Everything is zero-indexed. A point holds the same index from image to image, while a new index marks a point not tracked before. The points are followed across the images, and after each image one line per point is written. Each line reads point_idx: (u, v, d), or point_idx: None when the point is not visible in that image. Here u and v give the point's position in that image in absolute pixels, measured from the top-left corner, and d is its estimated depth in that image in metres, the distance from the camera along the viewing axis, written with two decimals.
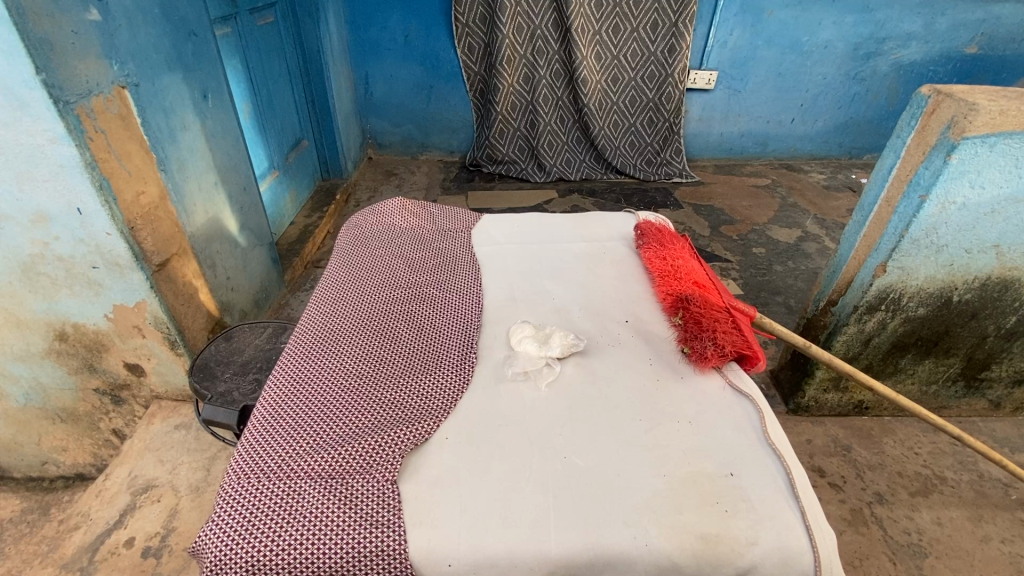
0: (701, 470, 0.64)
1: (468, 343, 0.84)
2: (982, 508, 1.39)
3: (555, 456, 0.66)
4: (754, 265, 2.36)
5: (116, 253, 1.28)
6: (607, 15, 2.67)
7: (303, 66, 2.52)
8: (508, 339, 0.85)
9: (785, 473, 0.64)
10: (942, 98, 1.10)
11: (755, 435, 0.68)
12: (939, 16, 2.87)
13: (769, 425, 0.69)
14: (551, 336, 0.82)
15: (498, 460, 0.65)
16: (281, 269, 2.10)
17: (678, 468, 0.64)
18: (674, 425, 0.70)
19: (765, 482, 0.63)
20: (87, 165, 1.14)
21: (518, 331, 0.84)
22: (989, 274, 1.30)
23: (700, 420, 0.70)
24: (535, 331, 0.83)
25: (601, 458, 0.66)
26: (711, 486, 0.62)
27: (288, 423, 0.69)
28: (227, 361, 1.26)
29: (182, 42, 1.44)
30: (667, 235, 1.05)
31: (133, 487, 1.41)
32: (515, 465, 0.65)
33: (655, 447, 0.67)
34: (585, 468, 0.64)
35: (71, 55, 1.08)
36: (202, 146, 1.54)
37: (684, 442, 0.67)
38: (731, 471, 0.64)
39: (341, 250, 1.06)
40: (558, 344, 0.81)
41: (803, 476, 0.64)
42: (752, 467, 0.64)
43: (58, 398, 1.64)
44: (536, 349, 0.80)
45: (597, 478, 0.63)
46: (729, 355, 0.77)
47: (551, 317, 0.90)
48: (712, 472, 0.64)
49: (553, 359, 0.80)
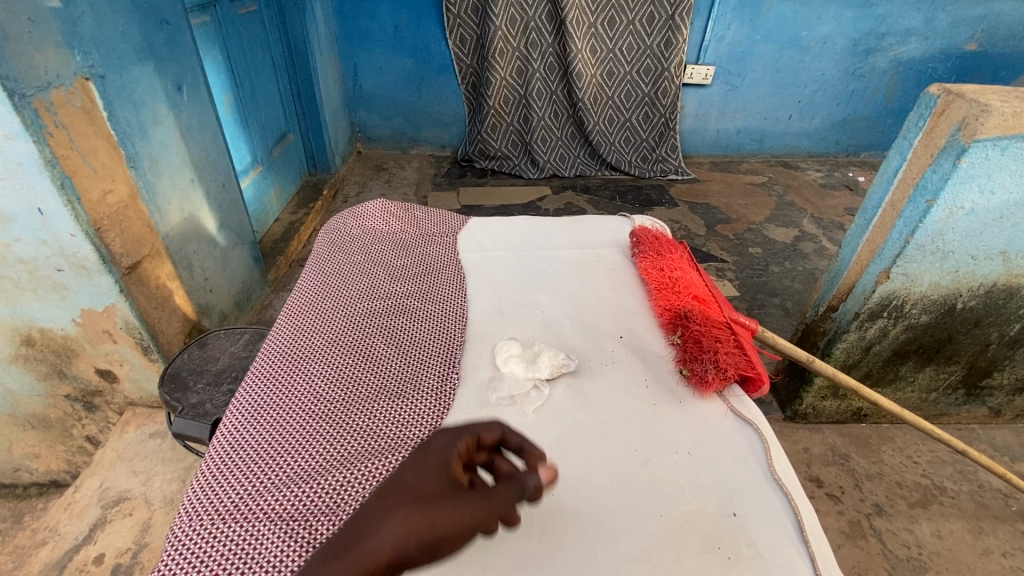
0: (701, 509, 0.59)
1: (444, 364, 0.79)
2: (982, 521, 1.36)
3: (541, 493, 0.60)
4: (751, 266, 2.31)
5: (82, 255, 1.21)
6: (603, 7, 2.59)
7: (288, 58, 2.43)
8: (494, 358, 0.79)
9: (793, 513, 0.59)
10: (953, 99, 1.05)
11: (760, 469, 0.63)
12: (940, 12, 2.82)
13: (774, 457, 0.64)
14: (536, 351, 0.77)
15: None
16: (264, 269, 2.03)
17: (676, 507, 0.59)
18: (672, 456, 0.65)
19: (770, 523, 0.58)
20: (47, 163, 1.07)
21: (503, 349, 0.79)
22: (995, 281, 1.26)
23: (700, 451, 0.65)
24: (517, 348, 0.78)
25: (592, 496, 0.60)
26: (712, 528, 0.57)
27: (248, 457, 0.66)
28: (200, 371, 1.19)
29: (153, 31, 1.35)
30: (663, 244, 0.99)
31: (103, 500, 1.35)
32: None
33: (650, 481, 0.62)
34: (575, 508, 0.59)
35: (28, 45, 1.01)
36: (176, 140, 1.46)
37: (682, 477, 0.62)
38: (733, 510, 0.59)
39: (317, 256, 1.01)
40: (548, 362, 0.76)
41: (813, 516, 0.59)
42: (756, 507, 0.59)
43: (27, 405, 1.57)
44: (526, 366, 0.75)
45: (587, 521, 0.58)
46: (731, 378, 0.72)
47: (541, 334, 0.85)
48: (712, 513, 0.59)
49: (542, 381, 0.74)
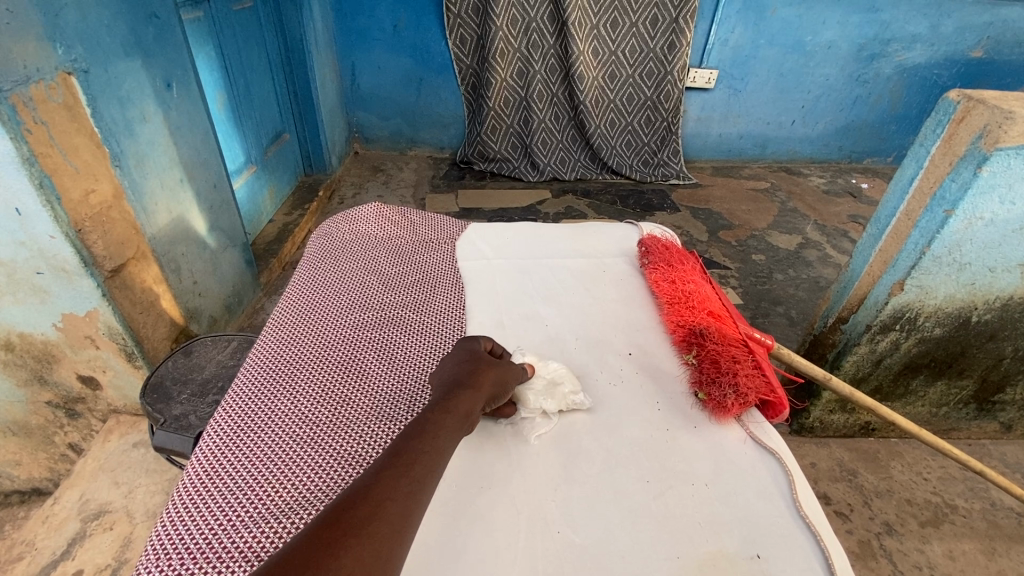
0: (720, 549, 0.54)
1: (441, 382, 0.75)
2: (995, 541, 1.31)
3: (545, 531, 0.55)
4: (754, 273, 2.27)
5: (62, 258, 1.15)
6: (606, 9, 2.55)
7: (285, 56, 2.38)
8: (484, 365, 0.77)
9: (822, 554, 0.54)
10: (973, 106, 1.01)
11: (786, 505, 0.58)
12: (945, 18, 2.80)
13: (799, 489, 0.59)
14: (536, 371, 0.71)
15: (476, 536, 0.55)
16: (256, 271, 1.98)
17: (694, 547, 0.54)
18: (687, 488, 0.60)
19: (798, 567, 0.53)
20: (24, 161, 1.01)
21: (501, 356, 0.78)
22: (1012, 294, 1.22)
23: (718, 483, 0.61)
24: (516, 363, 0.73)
25: (599, 534, 0.55)
26: (735, 572, 0.52)
27: (224, 485, 0.61)
28: (184, 380, 1.14)
29: (142, 25, 1.30)
30: (674, 254, 0.95)
31: (83, 513, 1.29)
32: (497, 545, 0.54)
33: (666, 518, 0.57)
34: (581, 548, 0.54)
35: (5, 37, 0.96)
36: (164, 138, 1.40)
37: (700, 512, 0.58)
38: (758, 552, 0.54)
39: (308, 263, 0.96)
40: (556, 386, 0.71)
41: (844, 558, 0.54)
42: (781, 547, 0.54)
43: (8, 411, 1.51)
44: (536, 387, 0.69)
45: (593, 564, 0.53)
46: (751, 403, 0.67)
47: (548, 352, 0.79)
48: (733, 554, 0.54)
49: (550, 413, 0.68)
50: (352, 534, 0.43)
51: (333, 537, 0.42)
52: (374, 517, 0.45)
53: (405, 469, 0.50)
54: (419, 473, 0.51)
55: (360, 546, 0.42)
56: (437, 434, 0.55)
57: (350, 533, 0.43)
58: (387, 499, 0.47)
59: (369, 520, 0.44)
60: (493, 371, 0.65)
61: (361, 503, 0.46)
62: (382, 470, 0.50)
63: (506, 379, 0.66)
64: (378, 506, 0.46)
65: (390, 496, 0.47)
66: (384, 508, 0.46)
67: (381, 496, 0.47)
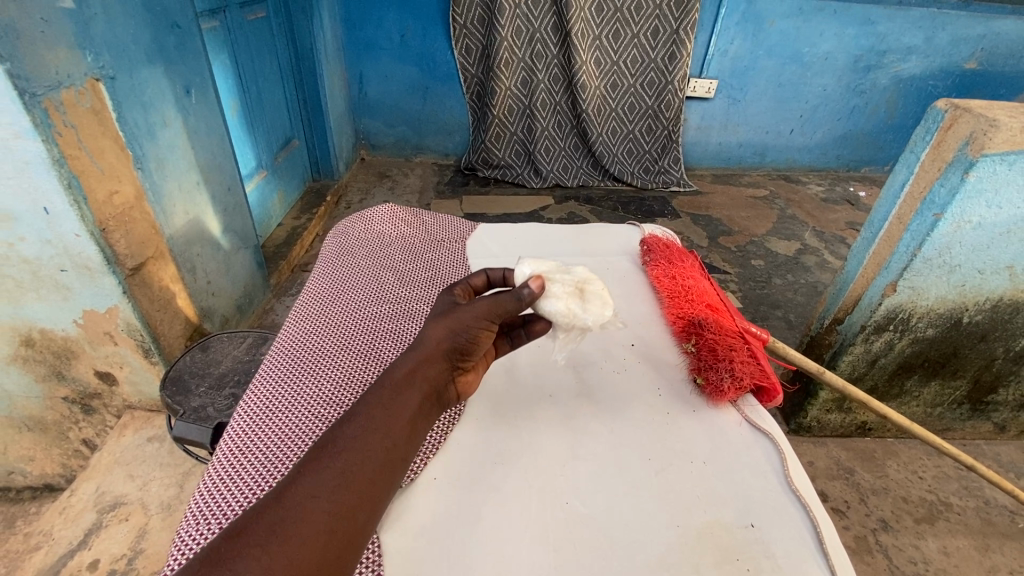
0: (717, 519, 0.58)
1: None
2: (988, 537, 1.34)
3: (556, 502, 0.60)
4: (753, 278, 2.32)
5: (86, 256, 1.20)
6: (608, 20, 2.62)
7: (295, 64, 2.44)
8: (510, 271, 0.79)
9: (813, 525, 0.58)
10: (960, 114, 1.05)
11: (777, 479, 0.62)
12: (940, 31, 2.87)
13: (792, 466, 0.64)
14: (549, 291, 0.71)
15: (491, 507, 0.59)
16: (266, 273, 2.03)
17: (693, 518, 0.58)
18: (687, 465, 0.64)
19: (790, 536, 0.57)
20: (55, 162, 1.06)
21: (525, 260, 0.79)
22: (1001, 296, 1.26)
23: (715, 461, 0.65)
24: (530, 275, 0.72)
25: (604, 505, 0.59)
26: (731, 541, 0.56)
27: (255, 461, 0.65)
28: (202, 374, 1.18)
29: (164, 34, 1.36)
30: (675, 253, 0.99)
31: (99, 505, 1.32)
32: (510, 514, 0.58)
33: (666, 492, 0.61)
34: (587, 517, 0.58)
35: (40, 45, 1.01)
36: (182, 142, 1.45)
37: (698, 487, 0.62)
38: (752, 522, 0.58)
39: (327, 259, 1.01)
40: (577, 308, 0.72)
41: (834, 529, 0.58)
42: (775, 519, 0.58)
43: (25, 407, 1.55)
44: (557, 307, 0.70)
45: (599, 530, 0.57)
46: (746, 388, 0.71)
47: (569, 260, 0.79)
48: (730, 524, 0.58)
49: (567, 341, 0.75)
50: (259, 542, 0.44)
51: (237, 548, 0.43)
52: (288, 520, 0.45)
53: (332, 462, 0.50)
54: (351, 464, 0.50)
55: (269, 552, 0.43)
56: (383, 418, 0.54)
57: (258, 541, 0.44)
58: (308, 498, 0.47)
59: (282, 525, 0.45)
60: (434, 328, 0.63)
61: (277, 509, 0.46)
62: (305, 465, 0.50)
63: (461, 322, 0.62)
64: (292, 510, 0.46)
65: (311, 496, 0.47)
66: (303, 510, 0.46)
67: (298, 496, 0.47)
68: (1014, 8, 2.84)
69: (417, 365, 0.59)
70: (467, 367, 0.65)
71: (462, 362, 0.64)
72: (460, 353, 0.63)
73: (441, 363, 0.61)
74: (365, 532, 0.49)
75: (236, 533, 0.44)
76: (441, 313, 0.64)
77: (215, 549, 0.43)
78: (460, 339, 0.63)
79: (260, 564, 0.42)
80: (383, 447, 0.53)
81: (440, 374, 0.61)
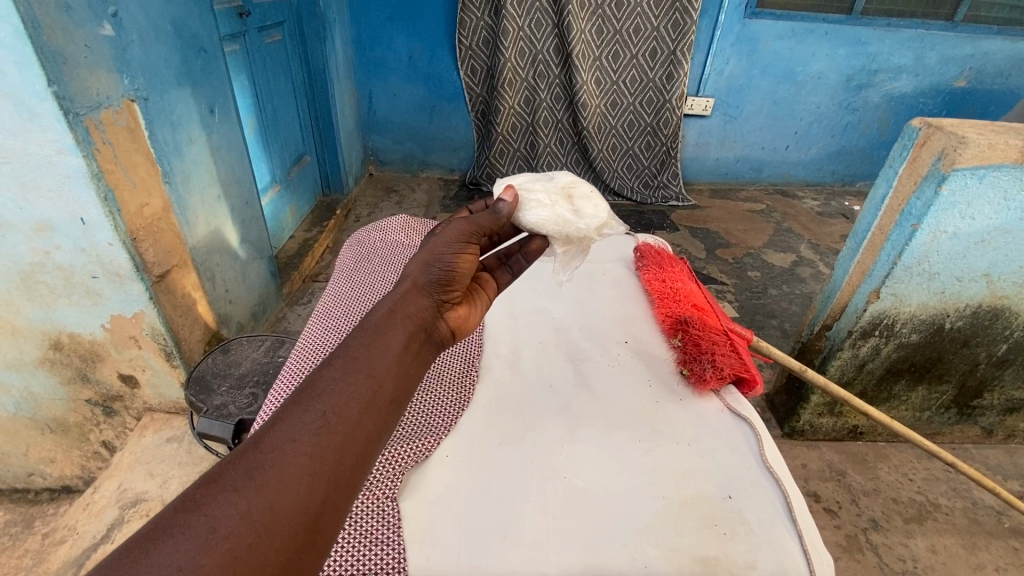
0: (701, 493, 0.77)
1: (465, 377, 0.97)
2: (975, 536, 1.40)
3: (557, 477, 0.79)
4: (749, 288, 2.38)
5: (117, 264, 1.25)
6: (608, 41, 2.74)
7: (308, 84, 2.55)
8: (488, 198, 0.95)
9: (783, 495, 0.76)
10: (933, 131, 1.13)
11: (755, 458, 0.82)
12: (929, 51, 2.97)
13: (765, 447, 0.83)
14: (527, 202, 0.88)
15: (497, 480, 0.79)
16: (279, 282, 2.11)
17: (680, 492, 0.78)
18: (673, 445, 0.85)
19: (760, 507, 0.75)
20: (93, 177, 1.12)
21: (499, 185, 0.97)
22: (980, 303, 1.33)
23: (698, 444, 0.85)
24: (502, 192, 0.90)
25: (595, 480, 0.79)
26: (711, 510, 0.75)
27: None
28: (223, 375, 1.25)
29: (192, 57, 1.45)
30: (665, 259, 1.25)
31: (121, 501, 1.35)
32: (515, 486, 0.78)
33: (654, 468, 0.81)
34: (583, 488, 0.78)
35: (83, 69, 1.07)
36: (206, 158, 1.54)
37: (684, 466, 0.82)
38: (729, 494, 0.77)
39: (341, 276, 1.16)
40: (560, 209, 0.89)
41: (797, 499, 0.77)
42: (748, 494, 0.77)
43: (49, 409, 1.57)
44: (539, 211, 0.88)
45: (593, 501, 0.76)
46: (727, 377, 0.93)
47: (536, 177, 0.95)
48: (711, 497, 0.77)
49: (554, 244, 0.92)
50: (238, 485, 0.49)
51: (215, 493, 0.48)
52: (267, 463, 0.51)
53: (310, 408, 0.56)
54: (330, 410, 0.56)
55: (246, 494, 0.48)
56: (361, 366, 0.61)
57: (235, 484, 0.49)
58: (286, 442, 0.53)
59: (259, 469, 0.50)
60: (413, 265, 0.75)
61: (257, 454, 0.51)
62: (287, 408, 0.56)
63: (434, 255, 0.74)
64: (272, 454, 0.52)
65: (290, 439, 0.53)
66: (281, 453, 0.52)
67: (276, 441, 0.53)
68: (1000, 29, 2.95)
69: (398, 302, 0.69)
70: (453, 300, 0.75)
71: (445, 294, 0.74)
72: (441, 283, 0.74)
73: (423, 296, 0.72)
74: (348, 475, 0.54)
75: (214, 480, 0.49)
76: (421, 251, 0.77)
77: (193, 497, 0.48)
78: (436, 269, 0.74)
79: (239, 506, 0.47)
80: (361, 393, 0.59)
81: (424, 307, 0.71)
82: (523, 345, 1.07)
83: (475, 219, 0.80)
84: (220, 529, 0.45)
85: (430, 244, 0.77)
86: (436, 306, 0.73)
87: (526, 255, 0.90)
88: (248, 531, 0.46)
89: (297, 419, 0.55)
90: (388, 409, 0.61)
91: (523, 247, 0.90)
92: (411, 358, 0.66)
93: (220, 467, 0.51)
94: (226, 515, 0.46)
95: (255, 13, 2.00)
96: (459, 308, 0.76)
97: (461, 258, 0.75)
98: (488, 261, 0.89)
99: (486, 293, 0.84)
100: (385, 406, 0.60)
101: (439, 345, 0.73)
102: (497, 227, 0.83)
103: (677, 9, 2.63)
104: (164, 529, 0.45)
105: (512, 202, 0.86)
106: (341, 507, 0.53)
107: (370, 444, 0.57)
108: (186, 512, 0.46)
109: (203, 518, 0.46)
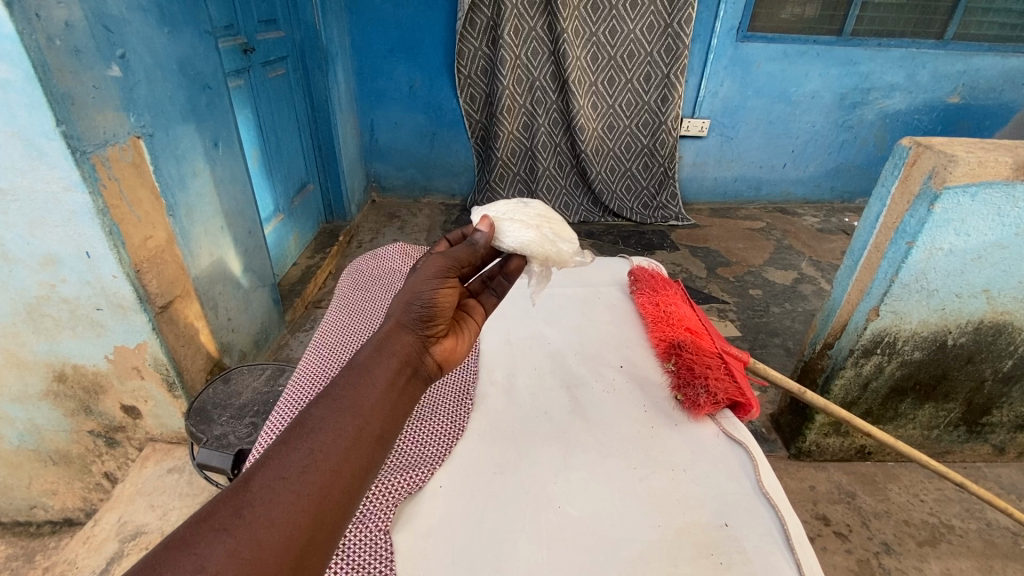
0: (697, 521, 0.78)
1: (462, 403, 0.98)
2: (992, 559, 1.36)
3: (552, 507, 0.79)
4: (751, 307, 2.37)
5: (120, 295, 1.27)
6: (602, 68, 2.81)
7: (311, 115, 2.61)
8: (467, 225, 0.94)
9: (780, 522, 0.77)
10: (923, 150, 1.14)
11: (750, 484, 0.83)
12: (921, 69, 3.02)
13: (761, 473, 0.84)
14: (505, 228, 0.88)
15: (491, 511, 0.78)
16: (281, 309, 2.12)
17: (675, 520, 0.78)
18: (668, 473, 0.85)
19: (758, 532, 0.76)
20: (98, 212, 1.14)
21: (476, 211, 0.96)
22: (981, 318, 1.32)
23: (691, 471, 0.85)
24: (479, 219, 0.88)
25: (586, 509, 0.79)
26: (708, 539, 0.75)
27: None
28: (223, 405, 1.26)
29: (196, 94, 1.49)
30: (658, 282, 1.26)
31: (121, 534, 1.33)
32: (508, 518, 0.77)
33: (648, 496, 0.81)
34: (576, 517, 0.78)
35: (91, 109, 1.10)
36: (210, 190, 1.57)
37: (678, 493, 0.82)
38: (725, 522, 0.78)
39: (341, 298, 1.21)
40: (542, 232, 0.91)
41: (796, 524, 0.76)
42: (746, 520, 0.78)
43: (52, 440, 1.56)
44: (521, 233, 0.87)
45: (587, 528, 0.76)
46: (721, 402, 0.93)
47: (514, 202, 0.95)
48: (707, 523, 0.77)
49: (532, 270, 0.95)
50: (226, 524, 0.49)
51: (205, 531, 0.48)
52: (256, 501, 0.51)
53: (298, 446, 0.56)
54: (317, 448, 0.57)
55: (235, 532, 0.49)
56: (348, 405, 0.61)
57: (225, 524, 0.49)
58: (276, 480, 0.53)
59: (248, 507, 0.51)
60: (396, 304, 0.75)
61: (246, 493, 0.52)
62: (281, 444, 0.57)
63: (414, 292, 0.74)
64: (261, 493, 0.52)
65: (279, 478, 0.54)
66: (271, 491, 0.53)
67: (266, 481, 0.53)
68: (991, 45, 2.99)
69: (382, 341, 0.70)
70: (438, 333, 0.75)
71: (428, 328, 0.73)
72: (423, 319, 0.73)
73: (406, 332, 0.72)
74: (334, 512, 0.55)
75: (204, 517, 0.50)
76: (402, 289, 0.76)
77: (184, 535, 0.48)
78: (416, 307, 0.73)
79: (228, 545, 0.48)
80: (347, 431, 0.59)
81: (410, 343, 0.71)
82: (517, 373, 1.07)
83: (452, 252, 0.78)
84: (209, 568, 0.46)
85: (411, 281, 0.76)
86: (420, 342, 0.73)
87: (506, 276, 0.90)
88: (236, 569, 0.47)
89: (285, 458, 0.55)
90: (376, 445, 0.61)
91: (502, 268, 0.90)
92: (398, 393, 0.66)
93: (210, 504, 0.51)
94: (215, 553, 0.47)
95: (259, 50, 2.06)
96: (444, 341, 0.76)
97: (441, 292, 0.74)
98: (473, 287, 0.90)
99: (475, 321, 0.84)
100: (373, 441, 0.61)
101: (427, 379, 0.73)
102: (476, 259, 0.82)
103: (669, 35, 2.70)
104: (154, 568, 0.45)
105: (488, 232, 0.85)
106: (327, 543, 0.54)
107: (358, 478, 0.58)
108: (176, 550, 0.47)
109: (192, 557, 0.47)
